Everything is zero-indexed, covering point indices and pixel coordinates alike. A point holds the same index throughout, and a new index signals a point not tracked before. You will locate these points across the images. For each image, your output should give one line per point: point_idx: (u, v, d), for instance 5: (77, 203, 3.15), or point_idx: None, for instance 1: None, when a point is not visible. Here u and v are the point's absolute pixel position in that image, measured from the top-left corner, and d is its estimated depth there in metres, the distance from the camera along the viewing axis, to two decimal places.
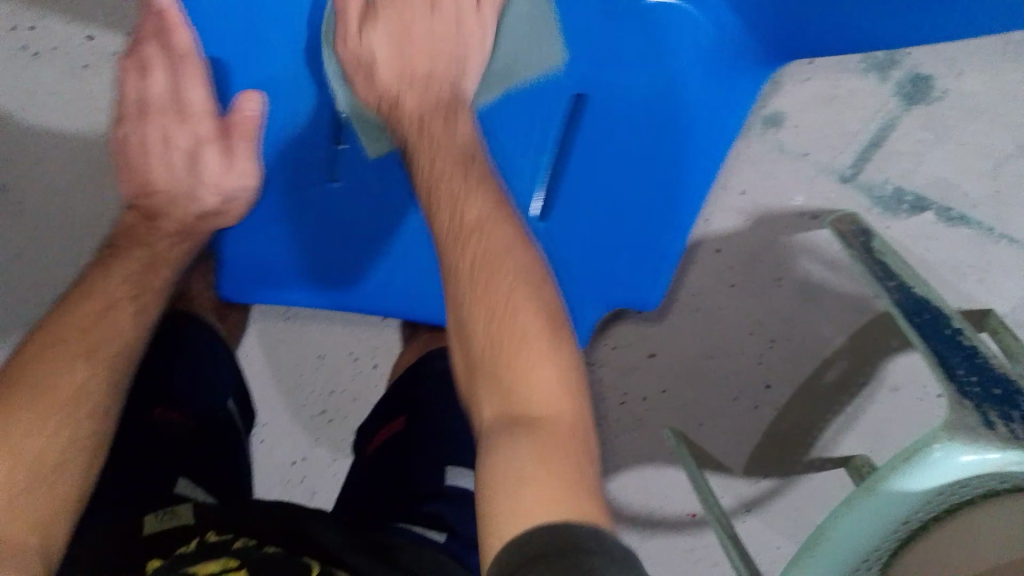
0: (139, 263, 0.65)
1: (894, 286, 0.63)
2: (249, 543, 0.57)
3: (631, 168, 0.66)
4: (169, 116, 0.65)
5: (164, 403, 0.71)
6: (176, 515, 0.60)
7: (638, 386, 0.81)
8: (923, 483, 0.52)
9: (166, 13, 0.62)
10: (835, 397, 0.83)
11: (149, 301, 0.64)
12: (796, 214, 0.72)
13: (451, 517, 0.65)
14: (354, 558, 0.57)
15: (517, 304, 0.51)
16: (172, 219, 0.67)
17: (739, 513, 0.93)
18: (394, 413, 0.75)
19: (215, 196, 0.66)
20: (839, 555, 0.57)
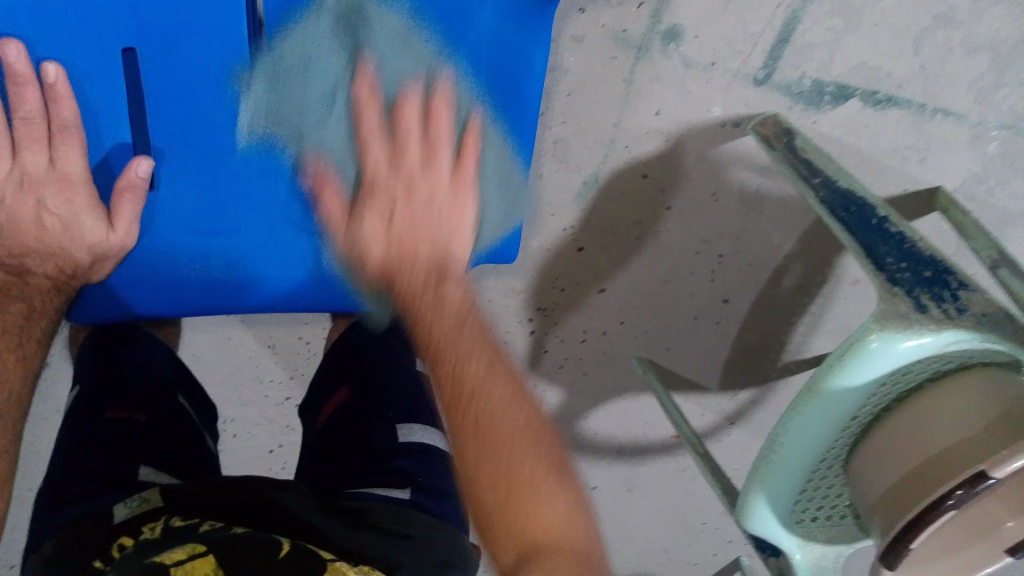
0: (20, 316, 0.58)
1: (819, 182, 0.62)
2: (215, 525, 0.54)
3: None
4: (48, 182, 0.55)
5: (113, 403, 0.69)
6: (145, 500, 0.58)
7: (598, 322, 0.80)
8: (863, 375, 0.52)
9: (52, 85, 0.52)
10: (795, 300, 0.82)
11: (33, 352, 0.58)
12: (715, 125, 0.68)
13: (415, 471, 0.66)
14: (327, 524, 0.58)
15: (498, 438, 0.51)
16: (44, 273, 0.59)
17: (723, 428, 0.96)
18: (338, 384, 0.75)
19: (88, 254, 0.58)
20: (796, 455, 0.58)
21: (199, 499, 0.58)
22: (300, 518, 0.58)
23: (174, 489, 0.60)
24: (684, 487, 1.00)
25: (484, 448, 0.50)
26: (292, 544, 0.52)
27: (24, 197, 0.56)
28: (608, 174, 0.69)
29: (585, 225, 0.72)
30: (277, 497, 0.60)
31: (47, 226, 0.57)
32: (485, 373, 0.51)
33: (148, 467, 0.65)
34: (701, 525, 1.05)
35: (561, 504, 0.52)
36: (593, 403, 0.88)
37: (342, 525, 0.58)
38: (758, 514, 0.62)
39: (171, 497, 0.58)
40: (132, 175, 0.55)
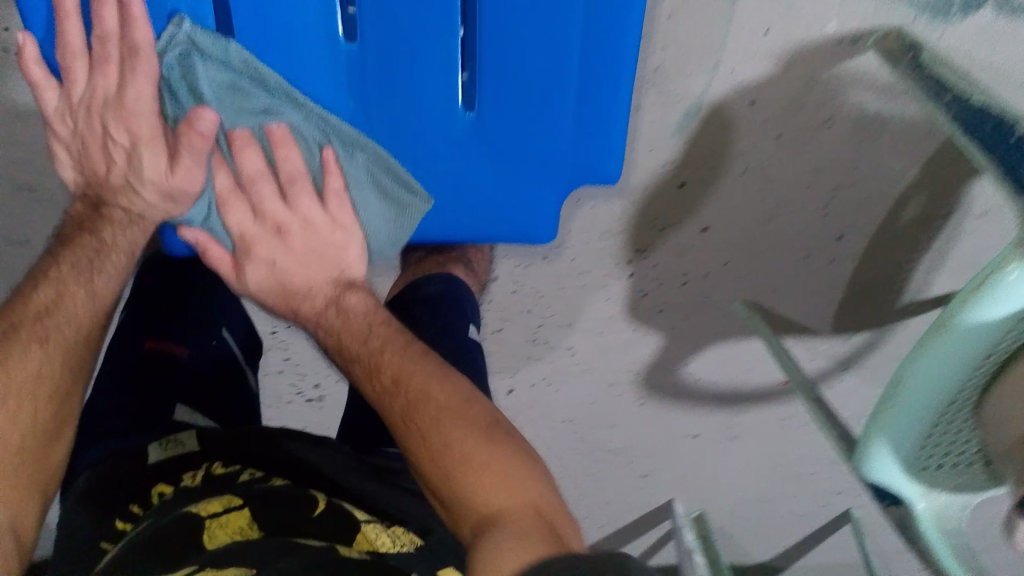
0: (89, 250, 0.61)
1: (948, 99, 0.57)
2: (255, 476, 0.58)
3: (540, 63, 0.54)
4: (112, 109, 0.57)
5: (160, 336, 0.73)
6: (180, 442, 0.62)
7: (700, 263, 0.76)
8: (1002, 308, 0.48)
9: (134, 10, 0.51)
10: (916, 235, 0.76)
11: (103, 286, 0.62)
12: (830, 43, 0.62)
13: None
14: (357, 481, 0.61)
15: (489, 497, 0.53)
16: (115, 205, 0.62)
17: (835, 374, 0.91)
18: None
19: (156, 195, 0.61)
20: (922, 392, 0.55)
21: (236, 447, 0.61)
22: (337, 476, 0.61)
23: (209, 430, 0.64)
24: (789, 435, 0.96)
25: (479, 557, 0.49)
26: (327, 501, 0.56)
27: (91, 123, 0.58)
28: (711, 102, 0.65)
29: (686, 159, 0.68)
30: (291, 440, 0.63)
31: (113, 157, 0.60)
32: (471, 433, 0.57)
33: (185, 407, 0.69)
34: (808, 476, 1.02)
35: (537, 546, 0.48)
36: (693, 348, 0.85)
37: (365, 479, 0.61)
38: (875, 456, 0.60)
39: (203, 440, 0.62)
40: (198, 128, 0.55)
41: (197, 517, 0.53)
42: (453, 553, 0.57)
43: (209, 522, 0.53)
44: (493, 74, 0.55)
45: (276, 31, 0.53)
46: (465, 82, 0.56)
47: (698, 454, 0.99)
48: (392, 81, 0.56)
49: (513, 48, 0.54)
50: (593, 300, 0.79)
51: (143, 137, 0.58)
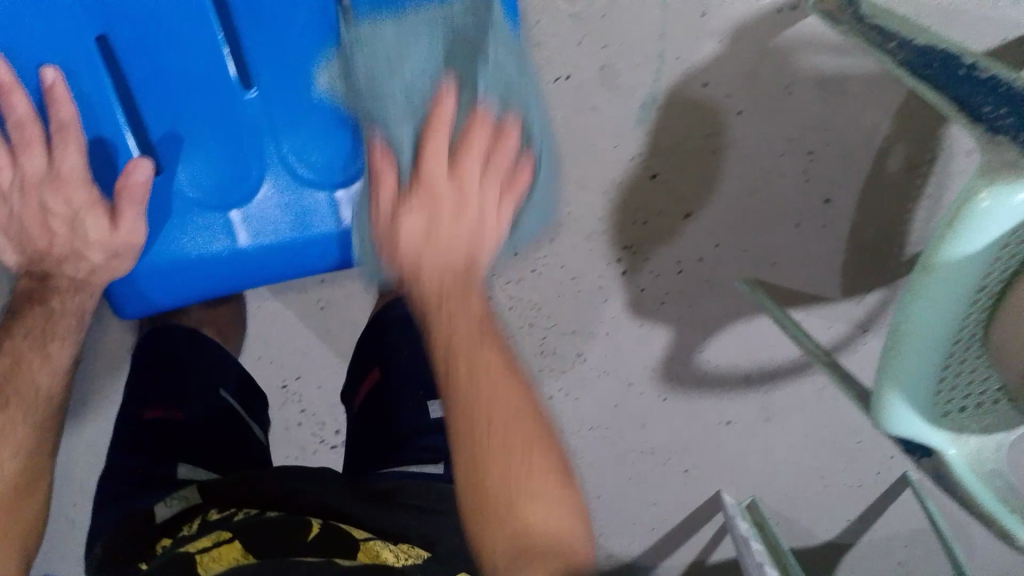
0: (40, 319, 0.59)
1: (896, 45, 0.57)
2: (249, 513, 0.57)
3: None
4: (45, 185, 0.54)
5: (155, 403, 0.73)
6: (184, 498, 0.62)
7: (692, 249, 0.77)
8: (981, 239, 0.48)
9: (53, 88, 0.51)
10: (907, 184, 0.76)
11: (61, 352, 0.61)
12: (770, 13, 0.64)
13: (444, 447, 0.68)
14: (353, 506, 0.60)
15: (493, 409, 0.50)
16: (66, 275, 0.59)
17: (855, 338, 0.89)
18: (368, 367, 0.76)
19: (102, 256, 0.56)
20: (926, 340, 0.54)
21: (230, 487, 0.61)
22: (331, 501, 0.60)
23: (214, 481, 0.64)
24: (825, 407, 0.95)
25: (467, 428, 0.50)
26: (322, 523, 0.56)
27: (28, 201, 0.56)
28: (666, 90, 0.66)
29: (654, 149, 0.69)
30: (295, 480, 0.62)
31: (55, 230, 0.57)
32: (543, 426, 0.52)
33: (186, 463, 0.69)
34: (855, 445, 1.00)
35: (566, 499, 0.52)
36: (706, 334, 0.84)
37: (367, 504, 0.61)
38: (898, 413, 0.58)
39: (207, 493, 0.62)
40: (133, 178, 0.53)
41: (188, 552, 0.52)
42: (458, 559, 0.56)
43: (201, 556, 0.51)
44: None
45: (177, 86, 0.54)
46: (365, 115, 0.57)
47: (737, 442, 0.98)
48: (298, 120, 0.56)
49: None
50: (594, 304, 0.79)
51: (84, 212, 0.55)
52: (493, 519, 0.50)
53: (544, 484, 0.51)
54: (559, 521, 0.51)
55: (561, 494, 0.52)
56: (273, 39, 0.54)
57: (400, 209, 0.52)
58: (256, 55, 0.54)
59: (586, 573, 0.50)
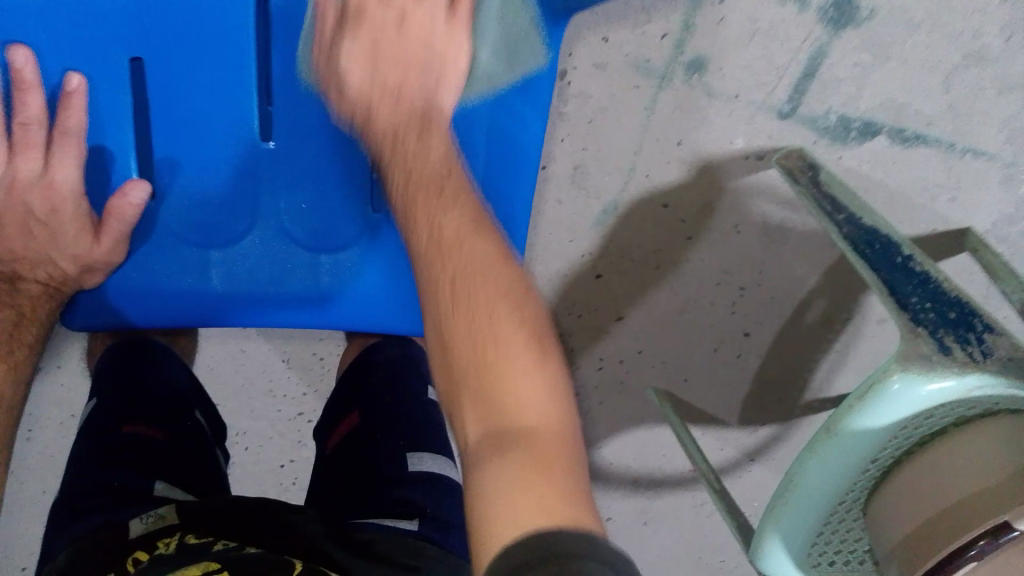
0: (9, 321, 0.58)
1: (843, 219, 0.62)
2: (229, 545, 0.54)
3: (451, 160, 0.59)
4: (35, 189, 0.56)
5: (132, 418, 0.71)
6: (162, 516, 0.59)
7: (616, 350, 0.79)
8: (880, 416, 0.52)
9: (73, 94, 0.53)
10: (820, 334, 0.81)
11: (24, 361, 0.59)
12: (740, 156, 0.67)
13: (421, 501, 0.66)
14: (339, 553, 0.57)
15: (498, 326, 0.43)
16: (33, 279, 0.59)
17: (742, 464, 0.94)
18: (349, 409, 0.76)
19: (72, 264, 0.58)
20: (813, 495, 0.58)
21: (211, 512, 0.59)
22: (312, 537, 0.58)
23: (192, 505, 0.60)
24: (700, 521, 0.98)
25: (456, 332, 0.44)
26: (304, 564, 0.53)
27: (12, 202, 0.57)
28: (628, 202, 0.68)
29: (603, 252, 0.72)
30: (285, 509, 0.61)
31: (34, 233, 0.58)
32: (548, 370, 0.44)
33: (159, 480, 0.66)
34: (718, 563, 1.04)
35: (547, 373, 0.43)
36: (609, 432, 0.87)
37: (348, 548, 0.58)
38: (771, 554, 0.61)
39: (187, 516, 0.59)
40: (128, 199, 0.55)
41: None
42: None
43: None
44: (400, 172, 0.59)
45: (194, 119, 0.56)
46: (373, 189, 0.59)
47: (611, 540, 1.00)
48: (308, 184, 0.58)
49: None
50: None
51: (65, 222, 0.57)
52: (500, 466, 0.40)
53: (518, 360, 0.43)
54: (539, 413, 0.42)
55: (530, 367, 0.43)
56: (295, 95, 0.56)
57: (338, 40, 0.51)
58: (283, 108, 0.56)
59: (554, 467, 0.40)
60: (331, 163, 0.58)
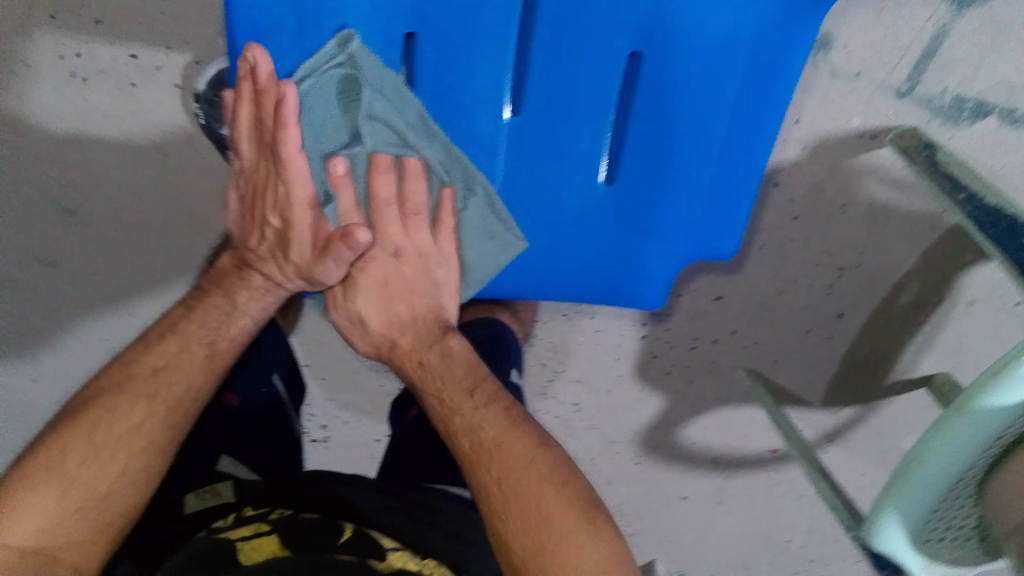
0: (218, 312, 0.68)
1: (965, 198, 0.62)
2: (284, 514, 0.67)
3: (690, 141, 0.57)
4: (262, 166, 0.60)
5: (229, 388, 0.77)
6: (217, 493, 0.69)
7: (710, 330, 0.80)
8: (1016, 395, 0.53)
9: (282, 106, 0.53)
10: (910, 317, 0.81)
11: (224, 350, 0.68)
12: (853, 136, 0.67)
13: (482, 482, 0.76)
14: (392, 522, 0.68)
15: (528, 489, 0.59)
16: (256, 275, 0.68)
17: (822, 444, 0.95)
18: None
19: (298, 274, 0.66)
20: (937, 475, 0.59)
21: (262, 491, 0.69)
22: (368, 514, 0.68)
23: (248, 483, 0.70)
24: (771, 502, 0.99)
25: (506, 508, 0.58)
26: (355, 528, 0.67)
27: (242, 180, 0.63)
28: None
29: None
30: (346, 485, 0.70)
31: (265, 233, 0.65)
32: (562, 511, 0.57)
33: (227, 455, 0.77)
34: (786, 543, 1.05)
35: (580, 521, 0.57)
36: (694, 412, 0.88)
37: (404, 521, 0.68)
38: (886, 535, 0.63)
39: (246, 492, 0.69)
40: (350, 242, 0.60)
41: (231, 542, 0.63)
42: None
43: (244, 545, 0.63)
44: (641, 143, 0.58)
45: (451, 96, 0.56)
46: (610, 156, 0.59)
47: (683, 516, 1.02)
48: (550, 146, 0.58)
49: (657, 122, 0.56)
50: (605, 358, 0.81)
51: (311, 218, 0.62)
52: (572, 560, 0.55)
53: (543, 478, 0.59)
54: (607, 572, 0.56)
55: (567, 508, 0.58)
56: (555, 72, 0.55)
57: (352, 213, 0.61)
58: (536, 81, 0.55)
59: (604, 552, 0.56)
60: (583, 134, 0.58)
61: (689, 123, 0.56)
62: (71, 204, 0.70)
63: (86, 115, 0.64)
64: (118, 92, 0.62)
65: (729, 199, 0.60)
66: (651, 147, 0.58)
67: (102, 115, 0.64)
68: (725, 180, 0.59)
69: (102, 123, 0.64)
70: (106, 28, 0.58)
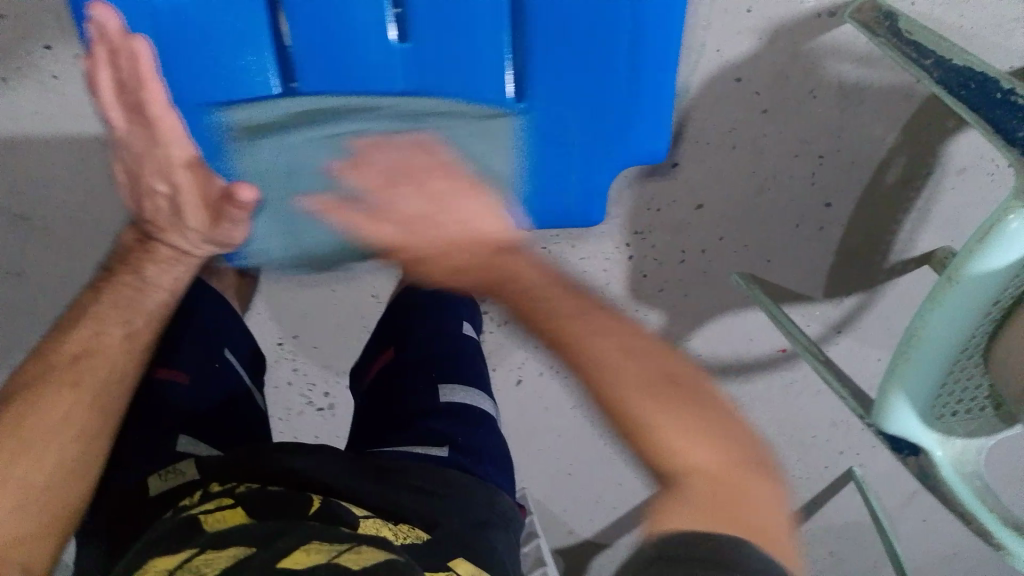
0: (127, 290, 0.66)
1: (931, 63, 0.59)
2: (250, 485, 0.58)
3: (593, 42, 0.55)
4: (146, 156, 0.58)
5: (166, 363, 0.74)
6: (181, 472, 0.64)
7: (696, 239, 0.78)
8: (1005, 256, 0.51)
9: (137, 64, 0.52)
10: (899, 196, 0.79)
11: (142, 326, 0.66)
12: (810, 16, 0.64)
13: (448, 432, 0.70)
14: (359, 485, 0.61)
15: (624, 378, 0.58)
16: (162, 247, 0.66)
17: (831, 338, 0.93)
18: (383, 345, 0.79)
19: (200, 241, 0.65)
20: (936, 348, 0.57)
21: (220, 464, 0.63)
22: (332, 482, 0.60)
23: (210, 458, 0.65)
24: (789, 401, 0.98)
25: (605, 363, 0.59)
26: (323, 500, 0.56)
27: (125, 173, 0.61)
28: (698, 83, 0.67)
29: (678, 140, 0.70)
30: (301, 458, 0.63)
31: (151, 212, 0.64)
32: (640, 372, 0.58)
33: (187, 436, 0.70)
34: (810, 439, 1.04)
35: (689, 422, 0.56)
36: (693, 324, 0.87)
37: (376, 483, 0.62)
38: (895, 413, 0.61)
39: (205, 467, 0.64)
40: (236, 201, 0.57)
41: (192, 515, 0.53)
42: (465, 549, 0.56)
43: (205, 517, 0.53)
44: (544, 53, 0.55)
45: (338, 39, 0.54)
46: (515, 73, 0.57)
47: None
48: (451, 75, 0.56)
49: (554, 29, 0.54)
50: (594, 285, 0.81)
51: (379, 235, 0.60)
52: (670, 511, 0.52)
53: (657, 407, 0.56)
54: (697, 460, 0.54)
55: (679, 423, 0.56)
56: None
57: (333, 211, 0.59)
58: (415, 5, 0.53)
59: (718, 501, 0.52)
60: (477, 54, 0.55)
61: (593, 27, 0.54)
62: (32, 204, 0.69)
63: (17, 115, 0.62)
64: (43, 90, 0.61)
65: (647, 103, 0.59)
66: (556, 59, 0.56)
67: (31, 113, 0.62)
68: (638, 81, 0.57)
69: (34, 120, 0.63)
70: (13, 21, 0.56)
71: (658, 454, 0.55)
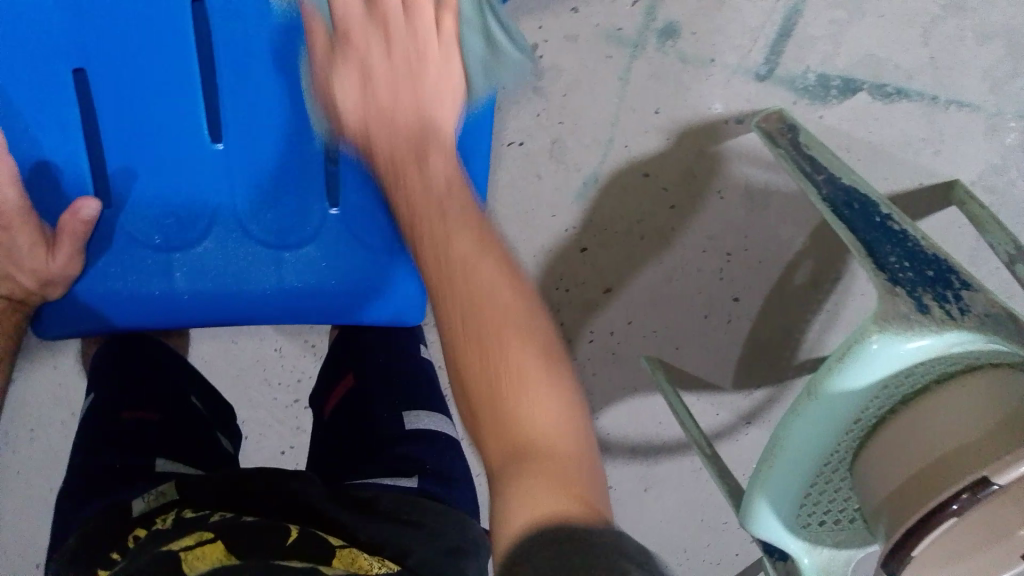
0: None
1: (823, 178, 0.61)
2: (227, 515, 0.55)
3: None
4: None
5: (132, 404, 0.70)
6: (161, 494, 0.59)
7: (605, 322, 0.79)
8: (864, 377, 0.51)
9: None
10: (808, 298, 0.80)
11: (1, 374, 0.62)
12: (718, 121, 0.68)
13: (419, 456, 0.68)
14: (333, 511, 0.58)
15: (511, 341, 0.41)
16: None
17: (741, 429, 0.92)
18: (342, 371, 0.78)
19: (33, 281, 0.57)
20: (797, 461, 0.57)
21: (207, 489, 0.58)
22: (313, 502, 0.58)
23: (192, 478, 0.61)
24: (698, 483, 0.98)
25: (477, 339, 0.41)
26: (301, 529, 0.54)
27: None
28: (608, 172, 0.69)
29: (587, 225, 0.72)
30: (284, 479, 0.60)
31: None
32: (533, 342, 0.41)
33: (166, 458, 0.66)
34: (721, 526, 1.03)
35: (558, 397, 0.40)
36: (602, 403, 0.87)
37: (347, 511, 0.58)
38: (762, 519, 0.61)
39: (186, 488, 0.59)
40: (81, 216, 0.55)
41: (170, 552, 0.50)
42: None
43: (186, 553, 0.50)
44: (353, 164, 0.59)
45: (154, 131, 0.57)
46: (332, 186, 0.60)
47: (616, 508, 1.01)
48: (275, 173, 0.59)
49: None
50: None
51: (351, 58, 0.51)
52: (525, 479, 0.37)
53: (541, 370, 0.40)
54: (561, 444, 0.39)
55: (551, 386, 0.40)
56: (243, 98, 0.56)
57: (333, 62, 0.52)
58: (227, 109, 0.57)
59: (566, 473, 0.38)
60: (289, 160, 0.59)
61: None
62: None
63: None
64: None
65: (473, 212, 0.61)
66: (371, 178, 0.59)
67: None
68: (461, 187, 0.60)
69: None
70: None
71: (504, 421, 0.39)
